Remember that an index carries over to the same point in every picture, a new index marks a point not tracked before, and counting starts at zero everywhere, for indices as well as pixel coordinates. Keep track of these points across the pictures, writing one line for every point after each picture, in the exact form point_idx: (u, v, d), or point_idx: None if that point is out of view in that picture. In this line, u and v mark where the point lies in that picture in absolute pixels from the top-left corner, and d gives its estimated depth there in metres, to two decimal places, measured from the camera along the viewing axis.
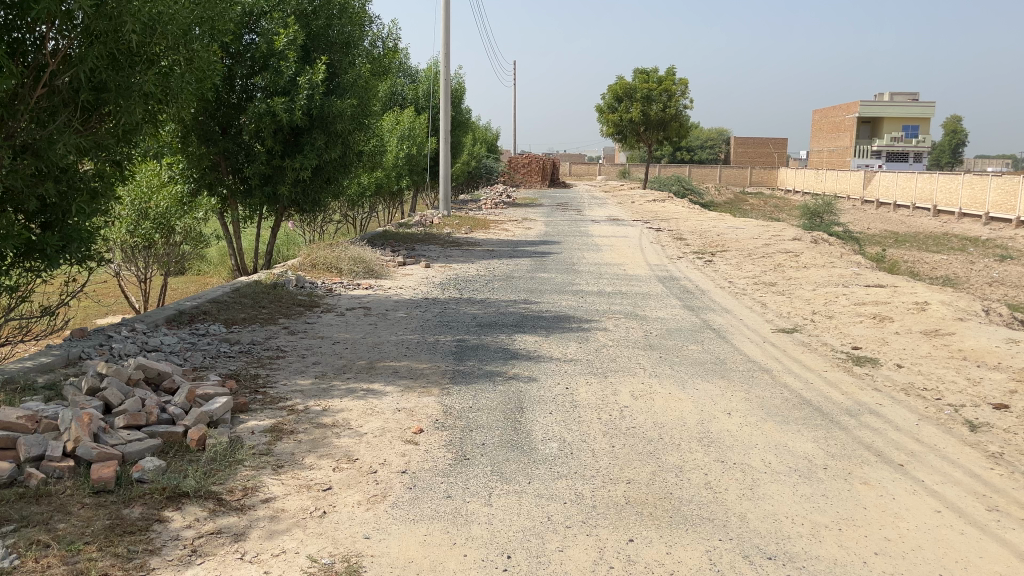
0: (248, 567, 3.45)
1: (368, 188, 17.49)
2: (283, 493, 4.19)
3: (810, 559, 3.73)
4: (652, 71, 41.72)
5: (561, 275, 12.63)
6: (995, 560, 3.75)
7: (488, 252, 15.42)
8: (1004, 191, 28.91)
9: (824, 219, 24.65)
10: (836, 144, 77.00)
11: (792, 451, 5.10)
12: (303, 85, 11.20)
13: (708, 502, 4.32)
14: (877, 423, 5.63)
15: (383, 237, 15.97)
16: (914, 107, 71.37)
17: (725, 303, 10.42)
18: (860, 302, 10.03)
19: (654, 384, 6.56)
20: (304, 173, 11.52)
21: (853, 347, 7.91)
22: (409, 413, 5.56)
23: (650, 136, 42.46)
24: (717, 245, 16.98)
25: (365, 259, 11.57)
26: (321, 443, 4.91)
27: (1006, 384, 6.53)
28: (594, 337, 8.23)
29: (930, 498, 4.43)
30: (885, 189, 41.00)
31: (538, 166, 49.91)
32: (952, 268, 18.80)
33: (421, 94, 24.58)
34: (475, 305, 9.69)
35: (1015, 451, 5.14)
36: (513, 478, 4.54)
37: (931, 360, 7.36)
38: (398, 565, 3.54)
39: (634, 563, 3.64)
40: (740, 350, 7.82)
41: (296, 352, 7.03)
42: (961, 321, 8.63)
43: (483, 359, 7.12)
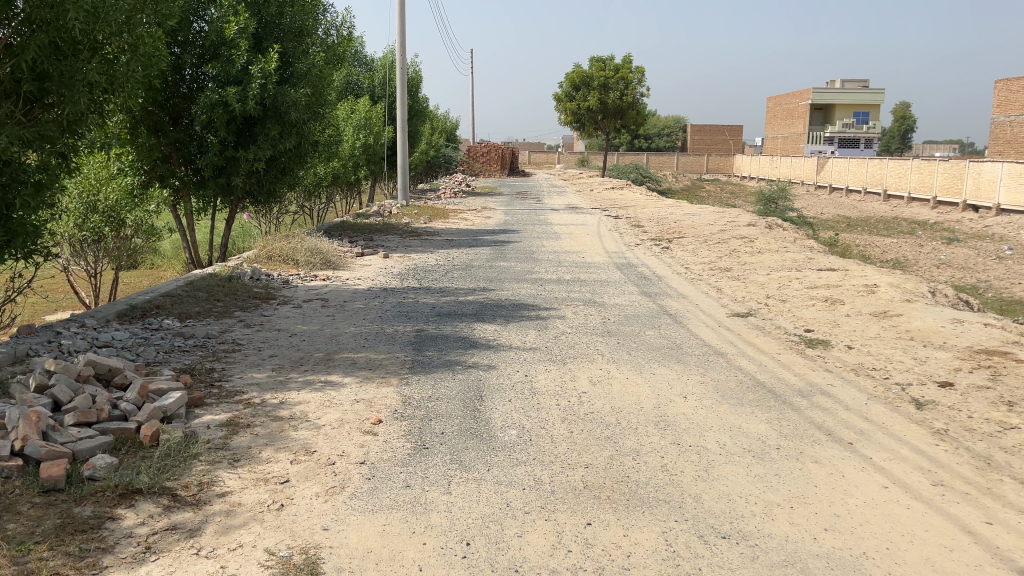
0: (204, 563, 3.42)
1: (325, 178, 17.31)
2: (239, 486, 4.16)
3: (763, 537, 3.82)
4: (609, 59, 41.81)
5: (520, 263, 12.64)
6: (939, 533, 3.88)
7: (447, 242, 15.38)
8: (951, 175, 29.65)
9: (779, 205, 25.02)
10: (789, 131, 78.24)
11: (745, 432, 5.21)
12: (255, 74, 11.00)
13: (665, 484, 4.39)
14: (827, 404, 5.77)
15: (341, 227, 15.81)
16: (864, 94, 72.80)
17: (682, 288, 10.55)
18: (812, 285, 10.23)
19: (612, 370, 6.65)
20: (259, 164, 11.35)
21: (806, 329, 8.09)
22: (368, 404, 5.54)
23: (608, 124, 42.64)
24: (674, 231, 17.20)
25: (322, 251, 11.46)
26: (278, 436, 4.87)
27: (951, 362, 6.74)
28: (553, 325, 8.29)
29: (878, 474, 4.56)
30: (838, 174, 41.79)
31: (497, 155, 49.90)
32: (901, 251, 19.27)
33: (377, 82, 24.38)
34: (434, 295, 9.68)
35: (959, 428, 5.31)
36: (472, 466, 4.55)
37: (880, 341, 7.55)
38: (357, 556, 3.54)
39: (592, 546, 3.69)
40: (695, 334, 7.94)
41: (253, 345, 6.94)
42: (909, 302, 8.86)
43: (442, 348, 7.12)
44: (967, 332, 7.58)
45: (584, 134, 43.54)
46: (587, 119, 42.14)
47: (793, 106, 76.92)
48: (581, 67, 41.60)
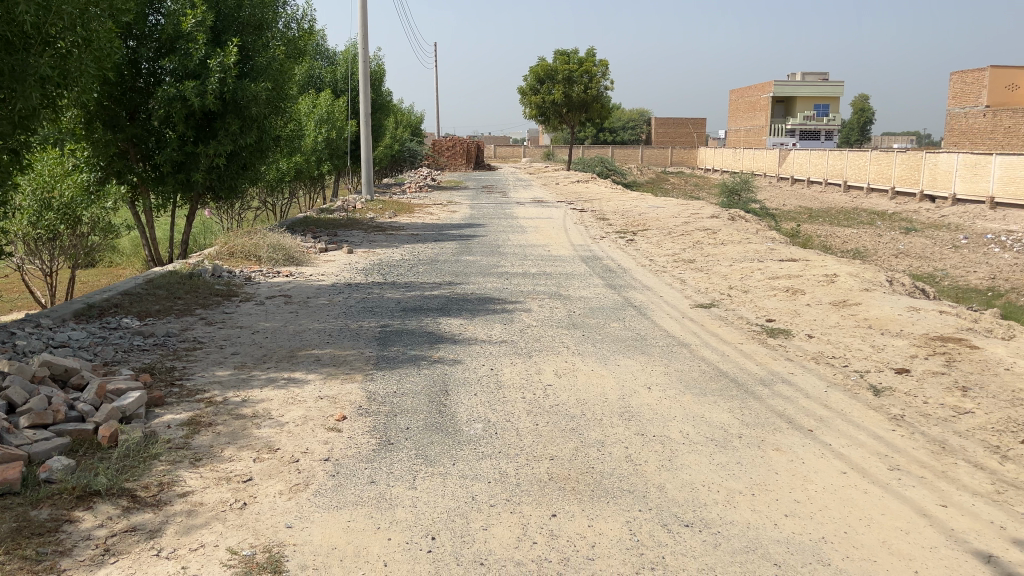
0: (165, 564, 3.38)
1: (287, 174, 17.10)
2: (201, 486, 4.10)
3: (725, 524, 3.87)
4: (573, 52, 41.85)
5: (486, 257, 12.63)
6: (896, 517, 3.96)
7: (412, 237, 15.33)
8: (908, 166, 30.21)
9: (742, 197, 25.30)
10: (751, 123, 79.13)
11: (708, 422, 5.27)
12: (214, 68, 10.82)
13: (629, 474, 4.43)
14: (788, 392, 5.86)
15: (304, 223, 15.65)
16: (824, 87, 73.89)
17: (646, 280, 10.62)
18: (773, 276, 10.37)
19: (577, 362, 6.67)
20: (220, 160, 11.17)
21: (767, 319, 8.21)
22: (332, 400, 5.51)
23: (573, 118, 42.70)
24: (638, 224, 17.31)
25: (285, 247, 11.34)
26: (240, 435, 4.81)
27: (908, 349, 6.89)
28: (518, 318, 8.30)
29: (837, 460, 4.64)
30: (799, 166, 42.34)
31: (462, 149, 49.72)
32: (861, 241, 19.61)
33: (340, 76, 24.18)
34: (399, 290, 9.63)
35: (915, 413, 5.44)
36: (438, 461, 4.55)
37: (839, 329, 7.68)
38: (322, 553, 3.52)
39: (557, 537, 3.71)
40: (660, 325, 8.01)
41: (214, 343, 6.85)
42: (867, 291, 9.02)
43: (408, 343, 7.09)
44: (923, 320, 7.74)
45: (549, 127, 43.56)
46: (552, 113, 42.15)
47: (755, 98, 77.79)
48: (545, 61, 41.62)
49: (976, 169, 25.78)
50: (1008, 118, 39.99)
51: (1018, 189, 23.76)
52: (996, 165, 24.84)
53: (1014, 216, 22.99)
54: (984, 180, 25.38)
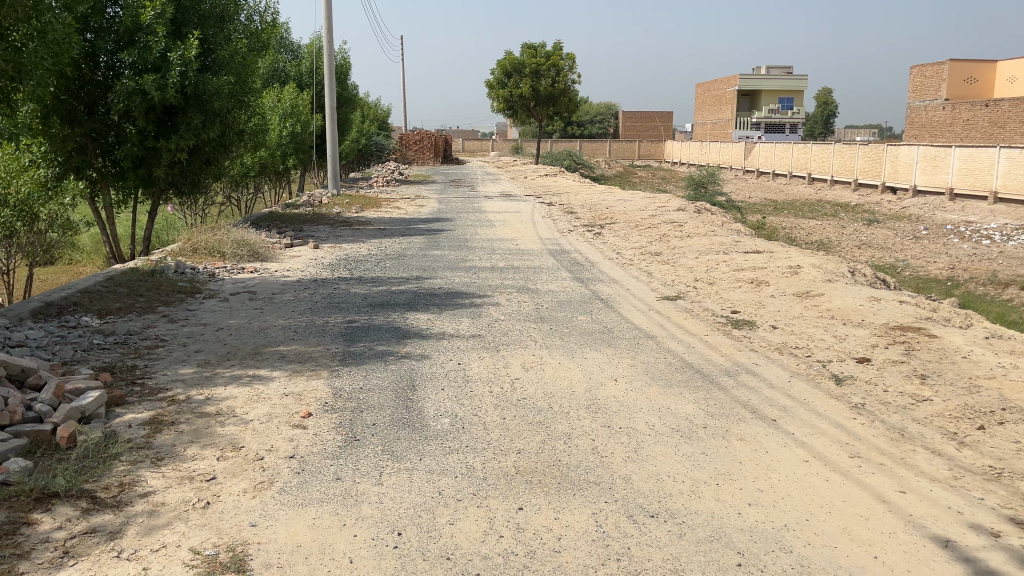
0: (126, 565, 3.33)
1: (252, 169, 16.89)
2: (163, 486, 4.05)
3: (690, 514, 3.91)
4: (540, 45, 41.82)
5: (453, 252, 12.60)
6: (856, 503, 4.03)
7: (379, 231, 15.24)
8: (871, 158, 30.69)
9: (709, 190, 25.50)
10: (717, 117, 79.80)
11: (675, 413, 5.32)
12: (174, 61, 10.64)
13: (596, 466, 4.46)
14: (752, 382, 5.94)
15: (269, 218, 15.48)
16: (789, 80, 74.75)
17: (613, 273, 10.67)
18: (739, 268, 10.48)
19: (544, 355, 6.69)
20: (182, 155, 10.99)
21: (732, 310, 8.30)
22: (297, 397, 5.46)
23: (541, 111, 42.69)
24: (606, 217, 17.39)
25: (249, 243, 11.21)
26: (203, 433, 4.75)
27: (869, 339, 7.01)
28: (486, 312, 8.31)
29: (799, 449, 4.71)
30: (765, 159, 42.82)
31: (430, 143, 49.49)
32: (825, 233, 19.90)
33: (304, 70, 23.94)
34: (366, 285, 9.57)
35: (876, 401, 5.54)
36: (404, 456, 4.53)
37: (802, 320, 7.80)
38: (286, 551, 3.49)
39: (523, 530, 3.72)
40: (626, 318, 8.06)
41: (177, 340, 6.76)
42: (830, 282, 9.16)
43: (374, 339, 7.05)
44: (883, 310, 7.88)
45: (517, 121, 43.53)
46: (520, 106, 42.12)
47: (721, 91, 78.43)
48: (512, 54, 41.53)
49: (936, 161, 26.27)
50: (967, 110, 40.79)
51: (976, 180, 24.26)
52: (955, 157, 25.33)
53: (972, 208, 23.49)
54: (944, 172, 25.87)
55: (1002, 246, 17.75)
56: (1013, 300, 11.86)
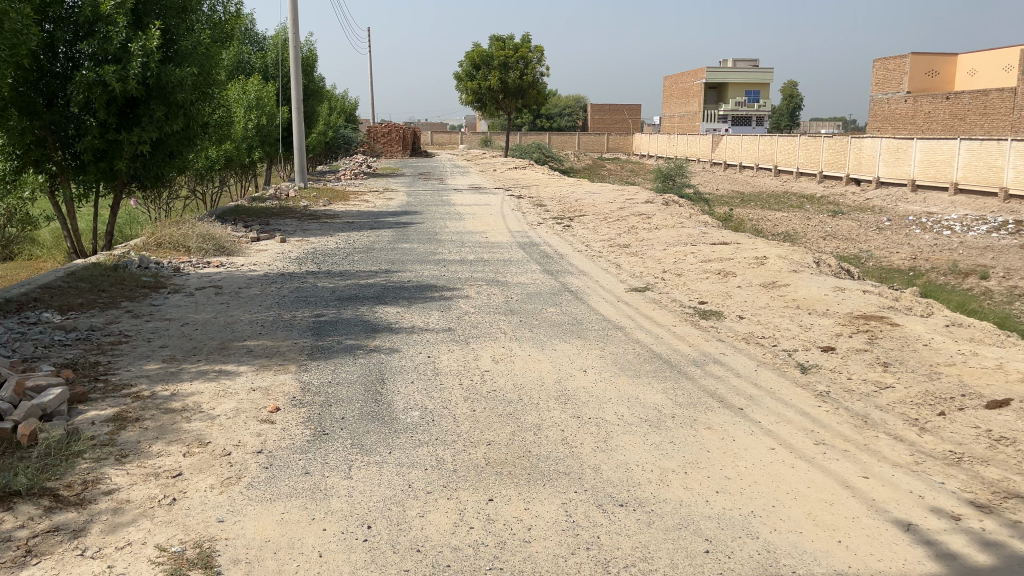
0: (90, 563, 3.28)
1: (217, 162, 16.65)
2: (128, 483, 3.99)
3: (658, 502, 3.95)
4: (508, 37, 41.70)
5: (423, 245, 12.55)
6: (821, 489, 4.10)
7: (347, 225, 15.13)
8: (835, 150, 31.12)
9: (676, 182, 25.65)
10: (685, 109, 80.32)
11: (643, 403, 5.36)
12: (136, 52, 10.43)
13: (565, 457, 4.48)
14: (719, 371, 6.01)
15: (235, 212, 15.28)
16: (755, 73, 75.48)
17: (583, 265, 10.71)
18: (706, 259, 10.57)
19: (514, 347, 6.70)
20: (144, 147, 10.80)
21: (700, 301, 8.38)
22: (265, 391, 5.41)
23: (509, 104, 42.63)
24: (575, 210, 17.45)
25: (215, 236, 11.06)
26: (169, 429, 4.69)
27: (833, 328, 7.12)
28: (456, 305, 8.29)
29: (766, 437, 4.77)
30: (732, 152, 43.22)
31: (398, 136, 49.19)
32: (791, 224, 20.14)
33: (270, 62, 23.65)
34: (333, 279, 9.49)
35: (840, 389, 5.63)
36: (373, 450, 4.51)
37: (768, 310, 7.89)
38: (255, 546, 3.46)
39: (493, 521, 3.73)
40: (596, 309, 8.09)
41: (141, 336, 6.65)
42: (795, 273, 9.28)
43: (343, 333, 7.00)
44: (847, 300, 8.01)
45: (486, 114, 43.41)
46: (488, 99, 42.02)
47: (688, 84, 78.92)
48: (480, 46, 41.39)
49: (898, 153, 26.70)
50: (928, 103, 41.50)
51: (937, 172, 24.71)
52: (916, 149, 25.77)
53: (934, 199, 23.93)
54: (906, 163, 26.32)
55: (962, 236, 18.11)
56: (973, 289, 12.12)
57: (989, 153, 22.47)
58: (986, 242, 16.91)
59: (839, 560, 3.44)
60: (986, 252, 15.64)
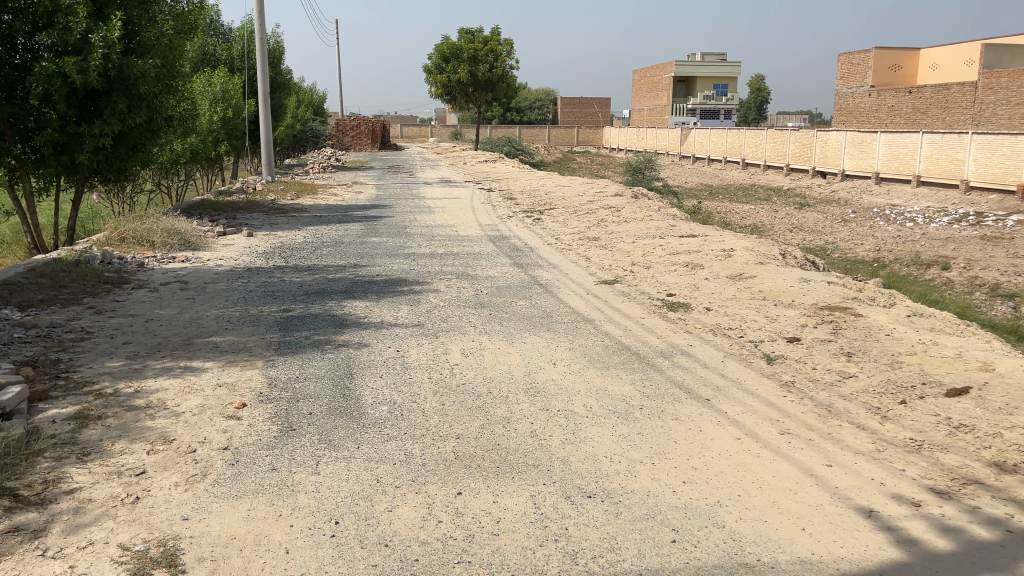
0: (51, 563, 3.23)
1: (182, 155, 16.41)
2: (90, 482, 3.93)
3: (626, 493, 3.98)
4: (477, 30, 41.56)
5: (392, 238, 12.50)
6: (786, 478, 4.15)
7: (315, 218, 15.01)
8: (802, 143, 31.49)
9: (646, 175, 25.78)
10: (654, 103, 80.75)
11: (611, 395, 5.39)
12: (97, 43, 10.23)
13: (534, 449, 4.49)
14: (687, 363, 6.06)
15: (201, 206, 15.07)
16: (723, 67, 76.07)
17: (552, 258, 10.74)
18: (674, 252, 10.65)
19: (484, 341, 6.69)
20: (106, 140, 10.60)
21: (668, 293, 8.44)
22: (231, 388, 5.35)
23: (479, 97, 42.52)
24: (545, 203, 17.47)
25: (179, 231, 10.91)
26: (133, 427, 4.62)
27: (798, 319, 7.21)
28: (426, 298, 8.26)
29: (732, 427, 4.82)
30: (700, 145, 43.55)
31: (367, 128, 48.85)
32: (759, 217, 20.37)
33: (236, 54, 23.35)
34: (301, 273, 9.40)
35: (805, 379, 5.72)
36: (341, 445, 4.48)
37: (735, 301, 7.98)
38: (220, 543, 3.43)
39: (462, 515, 3.73)
40: (565, 302, 8.12)
41: (104, 332, 6.54)
42: (761, 265, 9.39)
43: (311, 328, 6.94)
44: (812, 291, 8.11)
45: (456, 107, 43.28)
46: (458, 92, 41.87)
47: (657, 77, 79.27)
48: (450, 38, 41.21)
49: (863, 146, 27.10)
50: (892, 96, 42.14)
51: (900, 165, 25.11)
52: (880, 143, 26.16)
53: (897, 191, 24.35)
54: (870, 156, 26.74)
55: (925, 228, 18.45)
56: (935, 280, 12.35)
57: (950, 146, 22.87)
58: (947, 233, 17.23)
59: (802, 547, 3.49)
60: (947, 244, 15.94)
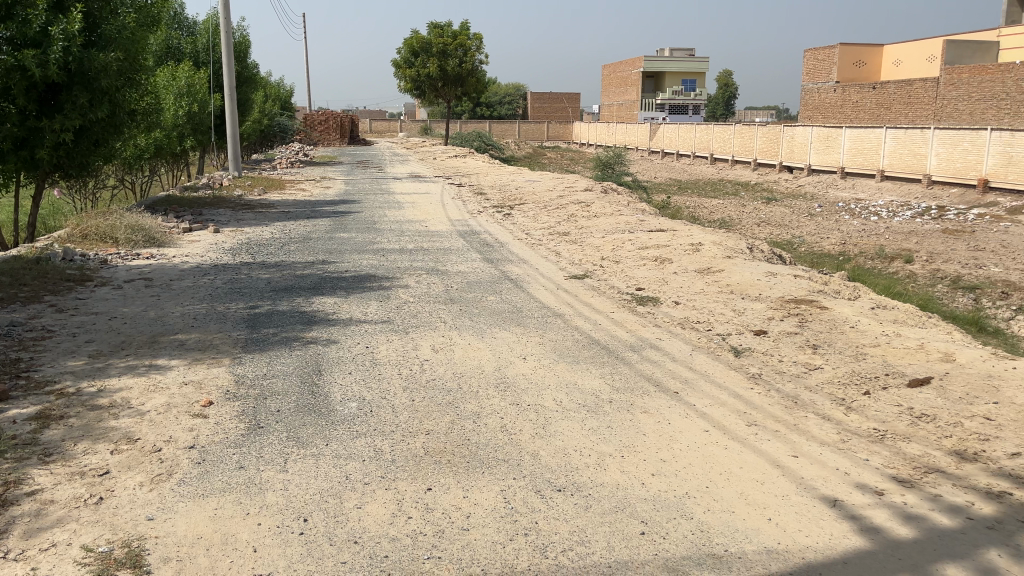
0: (12, 566, 3.17)
1: (146, 150, 16.15)
2: (53, 482, 3.86)
3: (596, 486, 4.00)
4: (446, 24, 41.39)
5: (361, 234, 12.41)
6: (753, 470, 4.20)
7: (283, 214, 14.86)
8: (769, 139, 31.82)
9: (615, 170, 25.88)
10: (623, 98, 81.08)
11: (581, 389, 5.41)
12: (56, 36, 9.98)
13: (504, 444, 4.49)
14: (656, 356, 6.10)
15: (166, 202, 14.84)
16: (691, 63, 76.64)
17: (522, 253, 10.75)
18: (643, 246, 10.71)
19: (454, 337, 6.68)
20: (67, 136, 10.39)
21: (637, 288, 8.48)
22: (197, 386, 5.29)
23: (448, 92, 42.36)
24: (515, 198, 17.47)
25: (144, 227, 10.74)
26: (96, 427, 4.54)
27: (765, 312, 7.30)
28: (395, 294, 8.22)
29: (700, 420, 4.86)
30: (669, 140, 43.83)
31: (336, 123, 48.43)
32: (727, 211, 20.55)
33: (201, 47, 23.03)
34: (269, 270, 9.31)
35: (771, 371, 5.79)
36: (310, 442, 4.45)
37: (703, 295, 8.05)
38: (186, 543, 3.39)
39: (432, 511, 3.72)
40: (535, 297, 8.13)
41: (66, 331, 6.42)
42: (729, 259, 9.46)
43: (279, 325, 6.87)
44: (779, 285, 8.20)
45: (425, 101, 43.08)
46: (427, 87, 41.67)
47: (626, 72, 79.57)
48: (419, 32, 40.99)
49: (828, 141, 27.46)
50: (856, 92, 42.74)
51: (865, 159, 25.49)
52: (845, 138, 26.52)
53: (862, 185, 24.72)
54: (835, 151, 27.10)
55: (889, 221, 18.74)
56: (898, 272, 12.56)
57: (913, 141, 23.25)
58: (910, 227, 17.54)
59: (769, 537, 3.54)
60: (910, 237, 16.21)
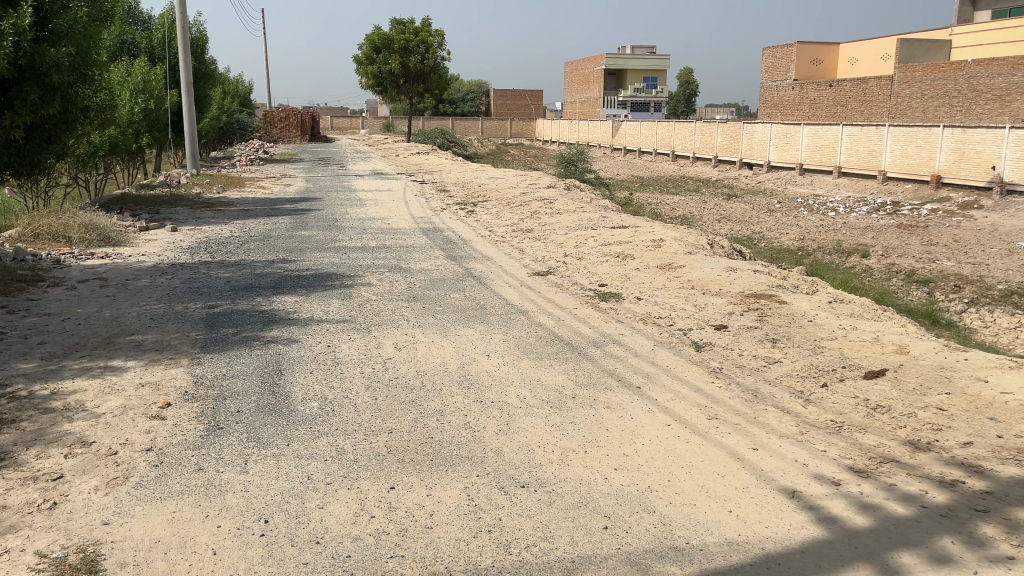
0: None
1: (99, 147, 15.78)
2: (4, 488, 3.77)
3: (559, 482, 4.01)
4: (409, 20, 41.18)
5: (322, 232, 12.29)
6: (714, 462, 4.25)
7: (242, 212, 14.65)
8: (729, 136, 32.22)
9: (578, 167, 25.98)
10: (586, 96, 81.39)
11: (544, 385, 5.43)
12: (7, 30, 9.63)
13: (468, 441, 4.49)
14: (619, 352, 6.14)
15: (121, 200, 14.53)
16: (653, 60, 77.25)
17: (485, 250, 10.74)
18: (606, 243, 10.77)
19: (417, 334, 6.65)
20: (17, 133, 10.08)
21: (600, 284, 8.53)
22: (154, 387, 5.19)
23: (410, 88, 42.14)
24: (478, 195, 17.45)
25: (98, 226, 10.50)
26: (49, 431, 4.44)
27: (726, 307, 7.39)
28: (358, 292, 8.16)
29: (662, 414, 4.91)
30: (631, 137, 44.12)
31: (296, 120, 47.89)
32: (688, 208, 20.76)
33: (156, 42, 22.58)
34: (228, 269, 9.18)
35: (732, 365, 5.86)
36: (271, 443, 4.40)
37: (665, 291, 8.12)
38: (143, 547, 3.33)
39: (395, 510, 3.70)
40: (498, 294, 8.12)
41: (17, 333, 6.25)
42: (690, 255, 9.55)
43: (239, 325, 6.78)
44: (739, 280, 8.30)
45: (387, 98, 42.83)
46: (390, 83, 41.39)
47: (588, 70, 79.94)
48: (380, 28, 40.72)
49: (787, 138, 27.89)
50: (813, 90, 43.43)
51: (822, 156, 25.93)
52: (803, 135, 26.93)
53: (820, 182, 25.14)
54: (794, 148, 27.53)
55: (846, 217, 19.09)
56: (855, 267, 12.80)
57: (869, 138, 23.69)
58: (866, 223, 17.89)
59: (729, 529, 3.59)
60: (867, 232, 16.53)
